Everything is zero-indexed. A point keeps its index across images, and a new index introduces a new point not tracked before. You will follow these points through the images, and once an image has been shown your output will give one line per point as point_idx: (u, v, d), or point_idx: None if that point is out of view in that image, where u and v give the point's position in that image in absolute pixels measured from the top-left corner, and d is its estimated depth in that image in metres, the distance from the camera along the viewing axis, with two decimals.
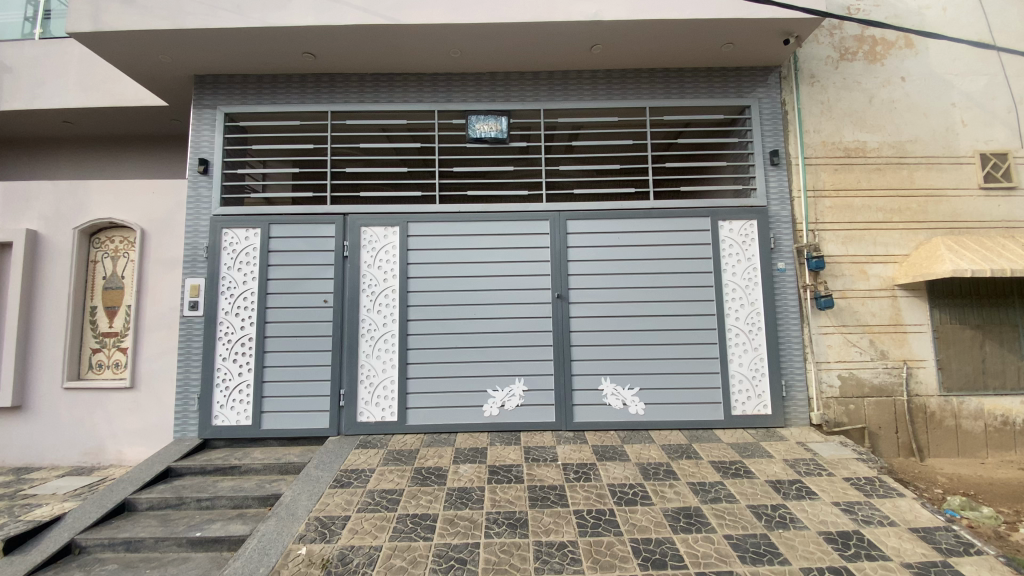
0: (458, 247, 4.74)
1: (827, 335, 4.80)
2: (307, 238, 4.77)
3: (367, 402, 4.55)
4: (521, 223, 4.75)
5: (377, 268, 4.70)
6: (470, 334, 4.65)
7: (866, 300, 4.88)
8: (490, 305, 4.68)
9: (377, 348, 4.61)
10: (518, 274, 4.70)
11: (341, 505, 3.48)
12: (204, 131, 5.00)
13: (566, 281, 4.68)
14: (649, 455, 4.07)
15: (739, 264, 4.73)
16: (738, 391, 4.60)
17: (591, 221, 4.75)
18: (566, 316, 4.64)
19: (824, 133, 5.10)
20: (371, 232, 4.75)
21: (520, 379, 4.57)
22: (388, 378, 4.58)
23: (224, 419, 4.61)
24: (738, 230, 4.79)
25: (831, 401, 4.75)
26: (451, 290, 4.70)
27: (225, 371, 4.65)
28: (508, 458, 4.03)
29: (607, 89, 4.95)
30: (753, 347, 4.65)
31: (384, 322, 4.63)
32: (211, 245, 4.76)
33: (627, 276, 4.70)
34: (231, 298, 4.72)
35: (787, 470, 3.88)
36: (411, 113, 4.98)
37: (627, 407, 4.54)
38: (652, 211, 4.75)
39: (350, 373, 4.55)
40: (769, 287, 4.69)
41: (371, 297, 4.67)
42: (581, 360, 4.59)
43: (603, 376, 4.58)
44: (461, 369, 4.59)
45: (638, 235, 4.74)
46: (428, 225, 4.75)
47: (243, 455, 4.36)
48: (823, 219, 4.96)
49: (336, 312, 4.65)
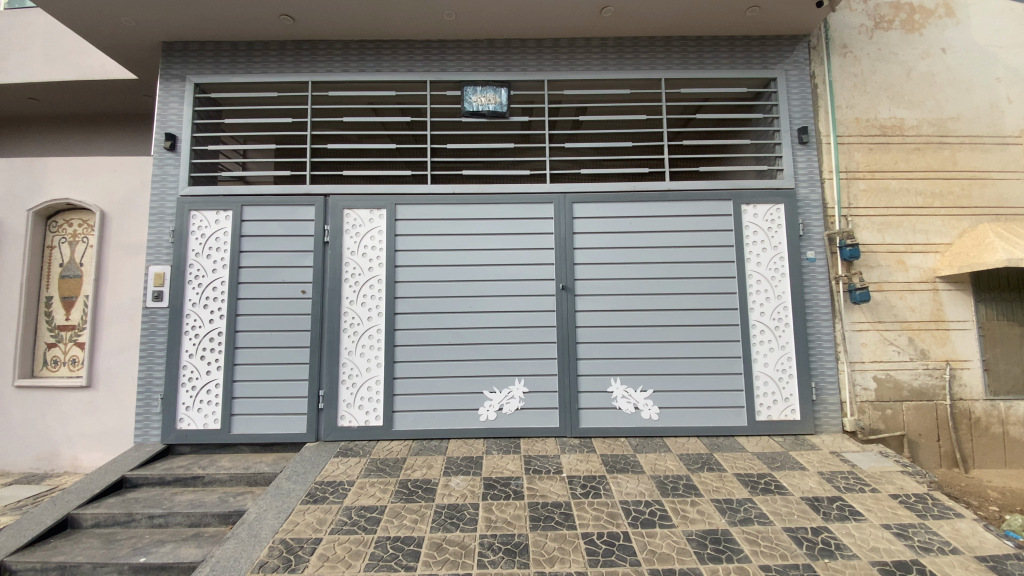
0: (452, 233, 4.25)
1: (861, 332, 4.31)
2: (284, 221, 4.30)
3: (349, 405, 4.08)
4: (522, 206, 4.26)
5: (361, 255, 4.22)
6: (464, 329, 4.17)
7: (905, 294, 4.39)
8: (486, 298, 4.19)
9: (361, 346, 4.13)
10: (518, 263, 4.22)
11: (312, 525, 3.00)
12: (172, 104, 4.52)
13: (571, 270, 4.20)
14: (665, 467, 3.59)
15: (764, 253, 4.25)
16: (763, 395, 4.12)
17: (600, 205, 4.25)
18: (572, 309, 4.15)
19: (858, 109, 4.61)
20: (355, 215, 4.26)
21: (521, 379, 4.09)
22: (373, 378, 4.10)
23: (189, 423, 4.14)
24: (764, 214, 4.30)
25: (867, 406, 4.26)
26: (444, 280, 4.22)
27: (191, 369, 4.18)
28: (506, 469, 3.54)
29: (618, 58, 4.45)
30: (780, 346, 4.17)
31: (369, 316, 4.15)
32: (177, 229, 4.29)
33: (640, 265, 4.22)
34: (199, 288, 4.25)
35: (825, 485, 3.39)
36: (401, 84, 4.48)
37: (639, 411, 4.06)
38: (668, 193, 4.26)
39: (330, 372, 4.08)
40: (798, 278, 4.21)
41: (354, 288, 4.18)
42: (588, 358, 4.11)
43: (613, 377, 4.09)
44: (454, 369, 4.12)
45: (652, 221, 4.25)
46: (419, 208, 4.27)
47: (209, 463, 3.88)
48: (857, 204, 4.46)
49: (316, 305, 4.17)
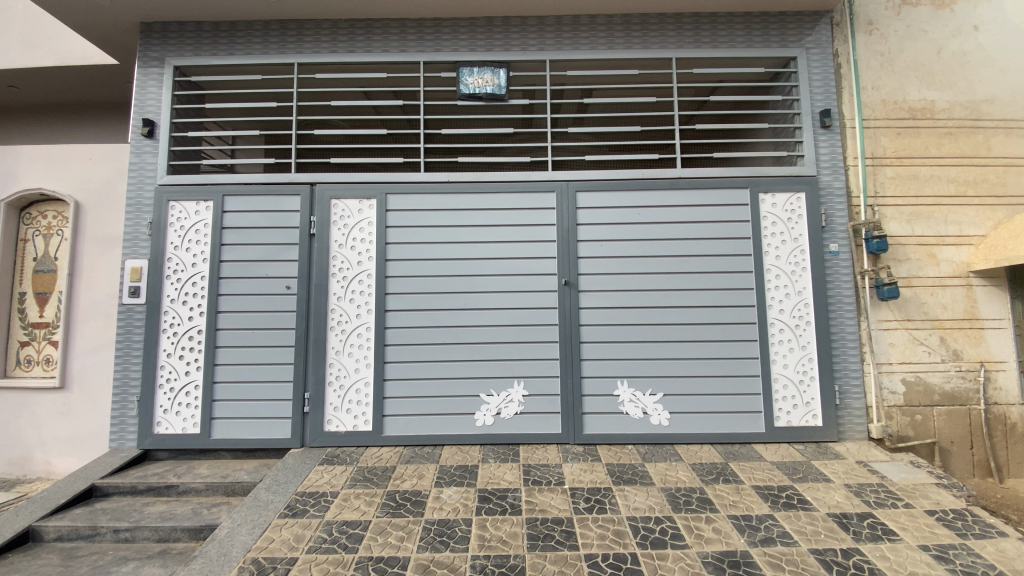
0: (446, 225, 3.97)
1: (889, 331, 3.98)
2: (268, 212, 4.02)
3: (336, 409, 3.80)
4: (521, 195, 3.96)
5: (349, 249, 3.93)
6: (459, 328, 3.88)
7: (936, 290, 4.06)
8: (483, 294, 3.90)
9: (349, 345, 3.84)
10: (518, 256, 3.92)
11: (288, 543, 2.71)
12: (151, 88, 4.26)
13: (575, 264, 3.89)
14: (677, 479, 3.29)
15: (783, 246, 3.94)
16: (782, 399, 3.82)
17: (606, 194, 3.94)
18: (577, 306, 3.85)
19: (884, 90, 4.27)
20: (343, 205, 3.97)
21: (521, 381, 3.80)
22: (362, 380, 3.82)
23: (167, 427, 3.89)
24: (783, 204, 3.99)
25: (895, 411, 3.94)
26: (437, 275, 3.93)
27: (169, 370, 3.92)
28: (502, 480, 3.25)
29: (625, 36, 4.12)
30: (801, 346, 3.86)
31: (358, 313, 3.87)
32: (155, 221, 4.04)
33: (649, 259, 3.91)
34: (177, 283, 3.99)
35: (853, 500, 3.08)
36: (392, 65, 4.19)
37: (648, 416, 3.76)
38: (679, 181, 3.95)
39: (316, 374, 3.81)
40: (820, 273, 3.90)
41: (342, 283, 3.90)
42: (593, 359, 3.81)
43: (620, 379, 3.79)
44: (449, 370, 3.83)
45: (662, 211, 3.94)
46: (411, 198, 3.98)
47: (186, 471, 3.64)
48: (884, 192, 4.13)
49: (301, 301, 3.89)
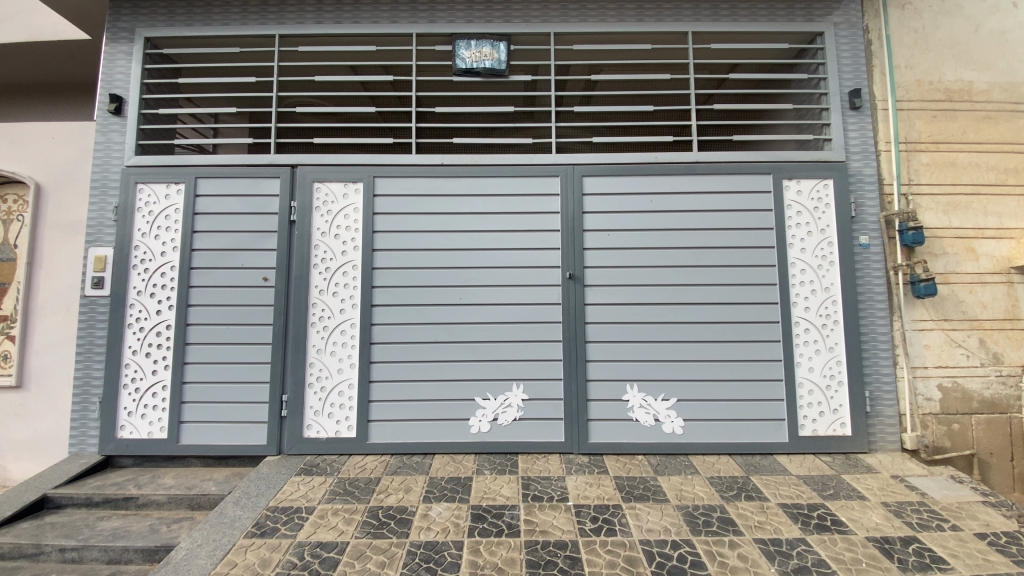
0: (439, 212, 3.61)
1: (924, 332, 3.64)
2: (245, 197, 3.67)
3: (316, 413, 3.45)
4: (522, 179, 3.61)
5: (333, 237, 3.57)
6: (452, 325, 3.52)
7: (975, 288, 3.70)
8: (479, 288, 3.54)
9: (332, 343, 3.48)
10: (517, 247, 3.57)
11: (252, 568, 2.35)
12: (120, 61, 3.92)
13: (580, 256, 3.54)
14: (693, 496, 2.93)
15: (809, 237, 3.59)
16: (807, 405, 3.47)
17: (616, 180, 3.59)
18: (583, 302, 3.50)
19: (918, 70, 3.92)
20: (327, 188, 3.62)
21: (520, 384, 3.45)
22: (345, 382, 3.46)
23: (132, 431, 3.55)
24: (809, 191, 3.64)
25: (930, 420, 3.59)
26: (429, 267, 3.57)
27: (134, 368, 3.57)
28: (499, 495, 2.90)
29: (638, 8, 3.76)
30: (828, 347, 3.51)
31: (341, 308, 3.51)
32: (122, 205, 3.69)
33: (662, 251, 3.55)
34: (145, 274, 3.64)
35: (893, 522, 2.73)
36: (383, 38, 3.83)
37: (660, 423, 3.41)
38: (696, 165, 3.60)
39: (295, 375, 3.46)
40: (849, 268, 3.55)
41: (324, 275, 3.54)
42: (600, 360, 3.46)
43: (629, 383, 3.44)
44: (440, 371, 3.48)
45: (678, 198, 3.58)
46: (401, 181, 3.62)
47: (148, 481, 3.30)
48: (919, 180, 3.78)
49: (279, 295, 3.53)
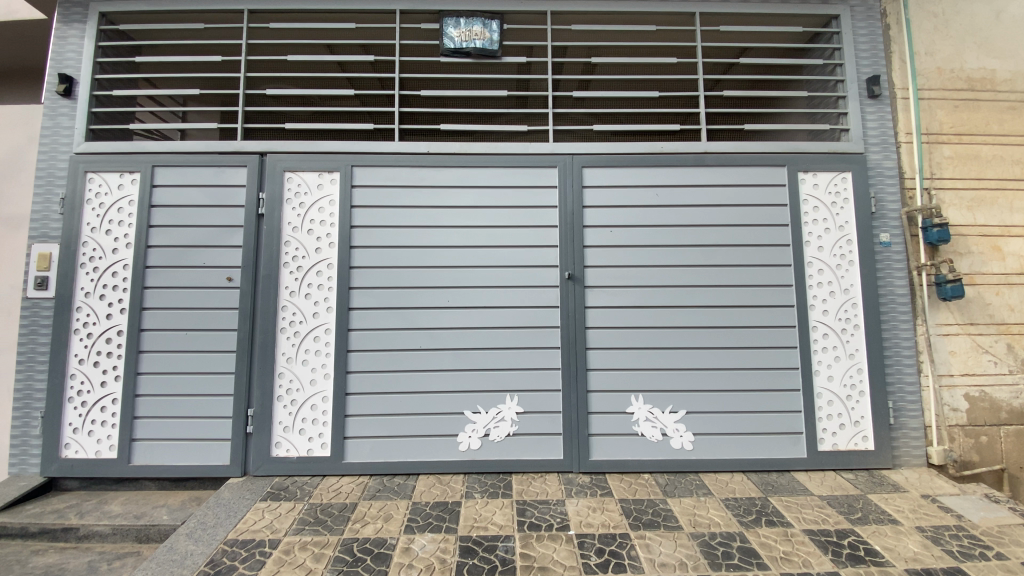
0: (424, 206, 3.27)
1: (949, 337, 3.38)
2: (208, 188, 3.30)
3: (285, 429, 3.08)
4: (516, 170, 3.29)
5: (305, 232, 3.22)
6: (439, 331, 3.18)
7: (1002, 289, 3.44)
8: (469, 290, 3.21)
9: (304, 351, 3.12)
10: (510, 245, 3.24)
11: None
12: (71, 39, 3.53)
13: (580, 254, 3.22)
14: (709, 521, 2.59)
15: (827, 234, 3.30)
16: (826, 417, 3.17)
17: (618, 171, 3.28)
18: (582, 305, 3.17)
19: (939, 57, 3.67)
20: (299, 179, 3.27)
21: (513, 396, 3.11)
22: (318, 394, 3.09)
23: (78, 450, 3.15)
24: (826, 185, 3.36)
25: (957, 432, 3.32)
26: (413, 266, 3.23)
27: (81, 379, 3.18)
28: (491, 523, 2.54)
29: None
30: (849, 354, 3.22)
31: (314, 312, 3.15)
32: (70, 197, 3.31)
33: (669, 249, 3.24)
34: (94, 273, 3.25)
35: (933, 551, 2.41)
36: (363, 15, 3.49)
37: (668, 438, 3.09)
38: (705, 156, 3.30)
39: (262, 387, 3.09)
40: (870, 268, 3.27)
41: (296, 275, 3.18)
42: (602, 369, 3.13)
43: (635, 394, 3.12)
44: (425, 382, 3.13)
45: (686, 191, 3.28)
46: (382, 171, 3.27)
47: (93, 507, 2.92)
48: (941, 173, 3.53)
49: (245, 297, 3.17)
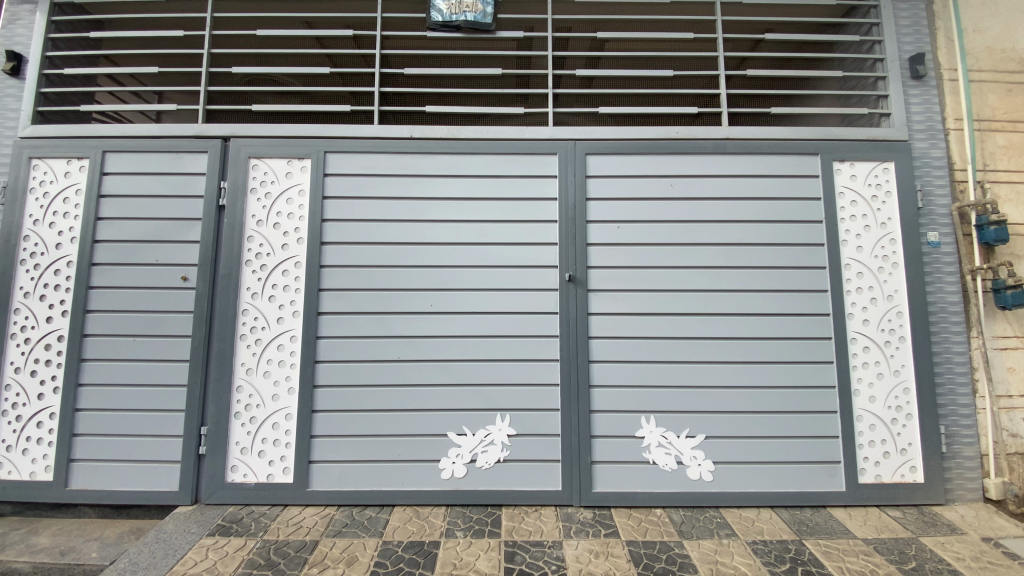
0: (406, 197, 2.87)
1: (1008, 352, 2.93)
2: (164, 176, 2.94)
3: (243, 451, 2.69)
4: (511, 157, 2.89)
5: (270, 226, 2.83)
6: (420, 340, 2.76)
7: None
8: (455, 293, 2.79)
9: (265, 361, 2.73)
10: (503, 242, 2.83)
11: None
12: (23, 14, 3.20)
13: (582, 254, 2.80)
14: (736, 572, 2.11)
15: (867, 233, 2.88)
16: (868, 444, 2.74)
17: (627, 159, 2.88)
18: (585, 311, 2.75)
19: (990, 35, 3.24)
20: (266, 166, 2.89)
21: (505, 416, 2.68)
22: (281, 411, 2.69)
23: (10, 471, 2.77)
24: (866, 176, 2.93)
25: (1018, 462, 2.86)
26: (392, 265, 2.82)
27: (14, 391, 2.80)
28: (471, 571, 2.09)
29: None
30: (893, 371, 2.78)
31: (278, 316, 2.76)
32: (12, 186, 2.95)
33: (684, 248, 2.82)
34: (34, 271, 2.88)
35: None
36: None
37: (683, 467, 2.65)
38: (726, 142, 2.89)
39: (218, 401, 2.71)
40: (917, 271, 2.84)
41: (259, 274, 2.79)
42: (607, 386, 2.70)
43: (646, 415, 2.68)
44: (403, 399, 2.71)
45: (705, 182, 2.87)
46: (359, 158, 2.89)
47: (18, 539, 2.53)
48: (995, 165, 3.10)
49: (201, 299, 2.79)
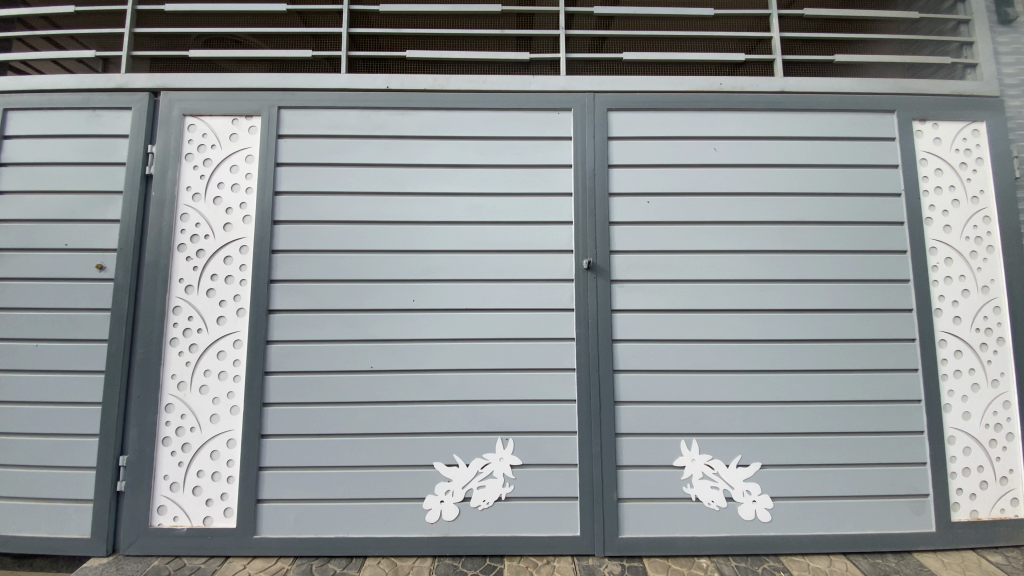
0: (381, 164, 2.28)
1: None
2: (80, 139, 2.34)
3: (173, 487, 2.10)
4: (513, 115, 2.31)
5: (210, 201, 2.24)
6: (398, 345, 2.18)
7: None
8: (443, 285, 2.21)
9: (202, 373, 2.14)
10: (504, 221, 2.25)
11: None
12: None
13: (604, 235, 2.22)
14: None
15: (956, 209, 2.32)
16: (961, 473, 2.19)
17: (658, 117, 2.30)
18: (608, 307, 2.18)
19: None
20: (204, 126, 2.30)
21: (508, 442, 2.11)
22: (221, 435, 2.11)
23: None
24: (952, 140, 2.38)
25: None
26: (362, 250, 2.23)
27: None
28: None
29: None
30: (992, 379, 2.23)
31: (218, 314, 2.17)
32: None
33: (731, 228, 2.25)
34: None
35: None
36: None
37: (733, 505, 2.09)
38: (781, 96, 2.32)
39: (141, 424, 2.12)
40: (1018, 255, 2.28)
41: (195, 262, 2.20)
42: (637, 402, 2.13)
43: (686, 439, 2.12)
44: (377, 420, 2.13)
45: (756, 146, 2.29)
46: (322, 115, 2.30)
47: None
48: None
49: (120, 294, 2.19)
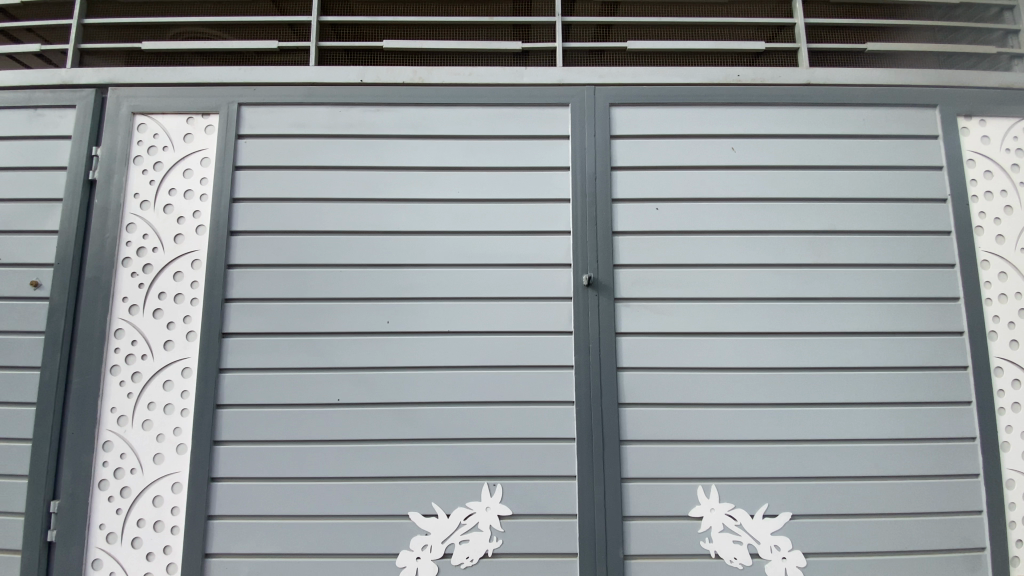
0: (354, 168, 2.02)
1: None
2: (19, 141, 2.09)
3: (110, 539, 1.82)
4: (503, 111, 2.05)
5: (159, 210, 1.99)
6: (371, 374, 1.90)
7: None
8: (422, 305, 1.93)
9: (145, 406, 1.87)
10: (493, 232, 1.98)
11: None
12: None
13: (607, 247, 1.94)
14: None
15: (1009, 216, 2.03)
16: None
17: (669, 113, 2.03)
18: (612, 330, 1.89)
19: None
20: (156, 126, 2.05)
21: (498, 488, 1.83)
22: (166, 477, 1.83)
23: None
24: (1003, 138, 2.09)
25: None
26: (331, 266, 1.96)
27: None
28: None
29: None
30: None
31: (165, 337, 1.90)
32: None
33: (753, 239, 1.96)
34: None
35: None
36: None
37: (759, 563, 1.79)
38: (807, 89, 2.04)
39: (74, 465, 1.84)
40: None
41: (141, 279, 1.94)
42: (645, 441, 1.85)
43: (703, 485, 1.83)
44: (344, 461, 1.85)
45: (779, 146, 2.02)
46: (288, 113, 2.04)
47: None
48: None
49: (55, 316, 1.92)
